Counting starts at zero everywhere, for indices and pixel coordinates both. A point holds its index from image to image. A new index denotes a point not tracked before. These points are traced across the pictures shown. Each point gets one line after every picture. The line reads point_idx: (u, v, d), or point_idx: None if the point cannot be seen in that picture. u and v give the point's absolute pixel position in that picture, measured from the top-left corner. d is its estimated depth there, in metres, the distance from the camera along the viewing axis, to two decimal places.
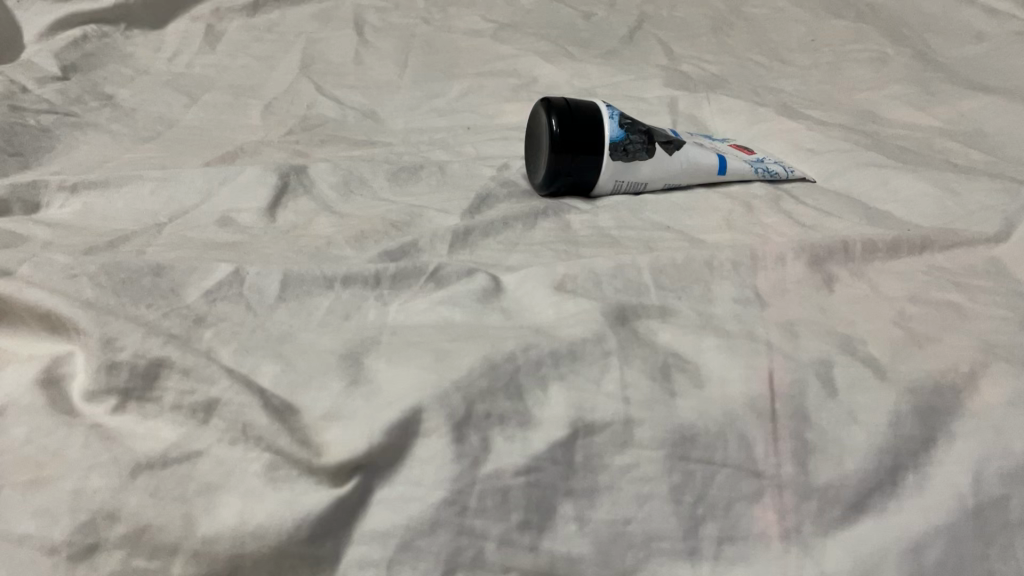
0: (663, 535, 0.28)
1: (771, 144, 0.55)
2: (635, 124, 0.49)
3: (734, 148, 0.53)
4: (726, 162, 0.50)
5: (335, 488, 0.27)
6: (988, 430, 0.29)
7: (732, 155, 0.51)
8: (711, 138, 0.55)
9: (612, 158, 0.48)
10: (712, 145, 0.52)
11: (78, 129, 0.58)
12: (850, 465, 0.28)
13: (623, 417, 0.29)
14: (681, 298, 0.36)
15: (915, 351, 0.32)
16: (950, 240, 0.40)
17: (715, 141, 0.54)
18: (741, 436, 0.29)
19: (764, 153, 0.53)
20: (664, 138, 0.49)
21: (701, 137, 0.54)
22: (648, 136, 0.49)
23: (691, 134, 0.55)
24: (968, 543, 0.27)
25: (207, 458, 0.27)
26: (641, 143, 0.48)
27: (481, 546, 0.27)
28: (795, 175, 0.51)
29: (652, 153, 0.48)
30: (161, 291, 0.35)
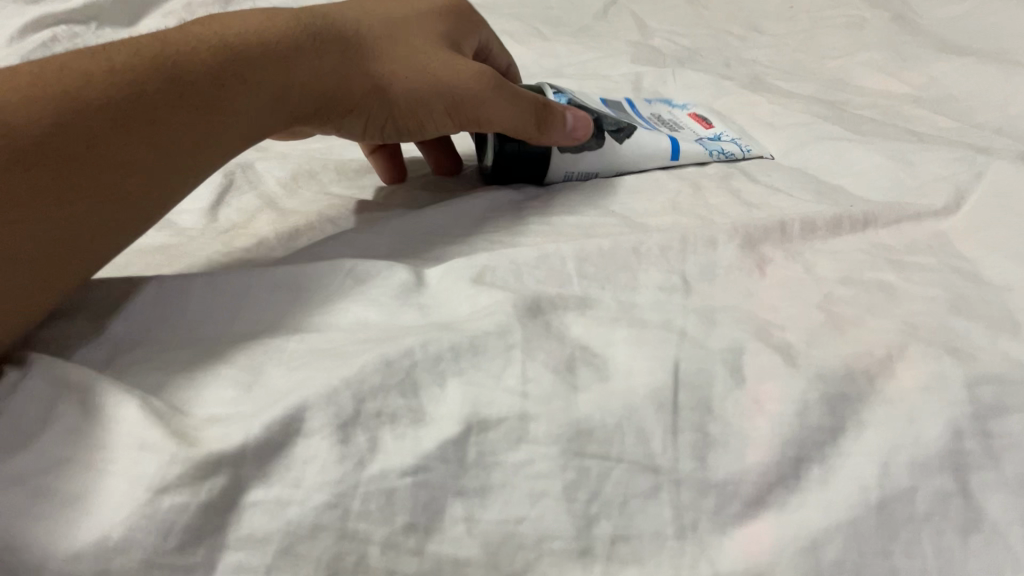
0: (554, 535, 0.27)
1: (731, 119, 0.53)
2: (586, 113, 0.48)
3: (692, 125, 0.51)
4: (678, 145, 0.48)
5: (198, 492, 0.26)
6: (900, 418, 0.27)
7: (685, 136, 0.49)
8: (668, 114, 0.53)
9: (560, 153, 0.47)
10: (666, 127, 0.51)
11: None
12: (751, 460, 0.27)
13: (518, 412, 0.28)
14: (604, 288, 0.35)
15: (834, 336, 0.30)
16: (895, 214, 0.38)
17: (671, 118, 0.52)
18: (638, 430, 0.28)
19: (724, 129, 0.51)
20: (613, 126, 0.48)
21: (658, 117, 0.53)
22: (596, 124, 0.48)
23: (649, 109, 0.54)
24: (871, 540, 0.26)
25: (77, 467, 0.27)
26: (592, 133, 0.47)
27: (364, 550, 0.26)
28: (751, 154, 0.49)
29: (601, 141, 0.47)
30: (85, 311, 0.35)
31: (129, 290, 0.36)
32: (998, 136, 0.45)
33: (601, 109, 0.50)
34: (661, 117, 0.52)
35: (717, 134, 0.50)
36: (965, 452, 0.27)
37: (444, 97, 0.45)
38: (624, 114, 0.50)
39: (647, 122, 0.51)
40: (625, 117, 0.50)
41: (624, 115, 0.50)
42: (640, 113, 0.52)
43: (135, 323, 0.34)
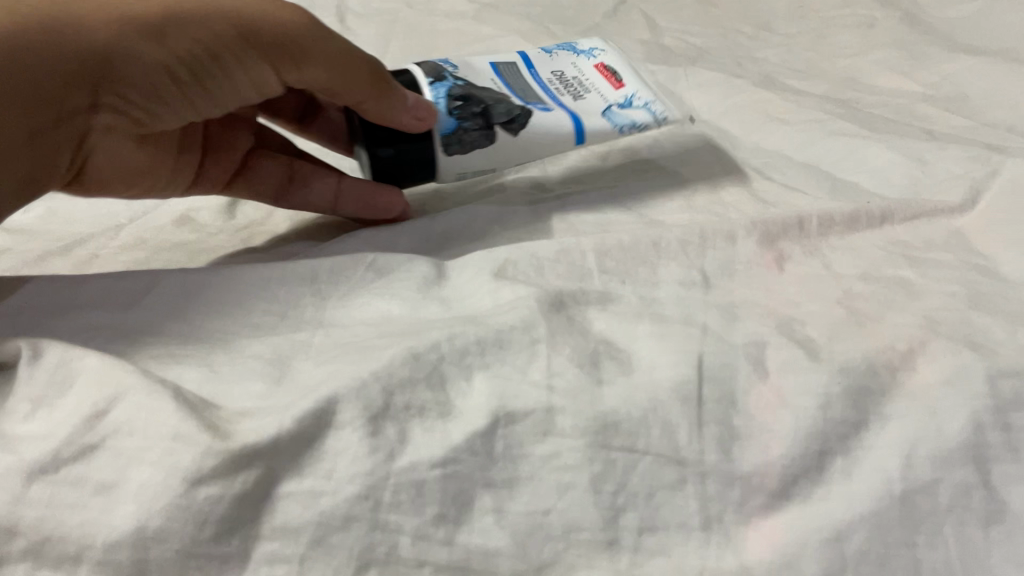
0: (582, 526, 0.27)
1: (636, 79, 0.52)
2: (470, 105, 0.46)
3: (596, 99, 0.49)
4: (580, 126, 0.47)
5: (234, 485, 0.26)
6: (923, 412, 0.28)
7: (588, 115, 0.48)
8: (576, 79, 0.52)
9: (446, 152, 0.45)
10: (570, 101, 0.49)
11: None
12: (776, 452, 0.28)
13: (544, 405, 0.29)
14: (624, 283, 0.35)
15: (855, 331, 0.31)
16: (911, 211, 0.38)
17: (577, 88, 0.51)
18: (664, 423, 0.28)
19: (629, 91, 0.50)
20: (503, 116, 0.46)
21: (563, 85, 0.51)
22: (484, 117, 0.46)
23: (556, 74, 0.52)
24: (894, 531, 0.26)
25: (104, 452, 0.27)
26: (481, 128, 0.46)
27: (394, 541, 0.27)
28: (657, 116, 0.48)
29: (494, 137, 0.46)
30: (99, 295, 0.35)
31: (149, 279, 0.36)
32: (1011, 135, 0.45)
33: (486, 92, 0.48)
34: (567, 84, 0.51)
35: (622, 104, 0.49)
36: (987, 445, 0.27)
37: (227, 47, 0.40)
38: (515, 97, 0.48)
39: (549, 98, 0.49)
40: (515, 99, 0.48)
41: (516, 96, 0.48)
42: (539, 92, 0.50)
43: (150, 311, 0.34)
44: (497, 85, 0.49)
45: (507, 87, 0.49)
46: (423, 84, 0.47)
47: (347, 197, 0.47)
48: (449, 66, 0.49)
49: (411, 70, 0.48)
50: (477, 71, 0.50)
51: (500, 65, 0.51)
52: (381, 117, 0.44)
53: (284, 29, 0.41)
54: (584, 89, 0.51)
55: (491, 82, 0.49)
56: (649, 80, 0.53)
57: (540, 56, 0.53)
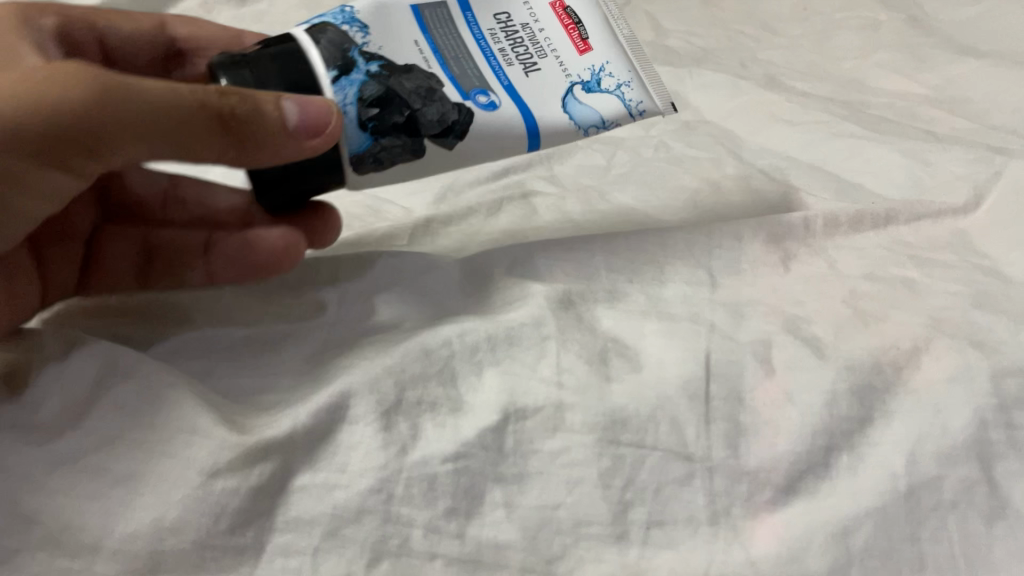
0: (591, 520, 0.27)
1: (608, 32, 0.41)
2: (389, 111, 0.35)
3: (555, 65, 0.40)
4: (536, 128, 0.38)
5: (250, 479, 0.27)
6: (927, 409, 0.28)
7: (542, 91, 0.39)
8: (528, 28, 0.40)
9: (358, 171, 0.36)
10: (518, 69, 0.39)
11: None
12: (782, 448, 0.28)
13: (554, 402, 0.29)
14: (631, 281, 0.35)
15: (859, 329, 0.31)
16: (915, 211, 0.38)
17: (529, 44, 0.40)
18: (672, 419, 0.29)
19: (598, 60, 0.40)
20: (434, 121, 0.36)
21: (511, 39, 0.40)
22: (408, 128, 0.36)
23: (501, 19, 0.40)
24: (899, 525, 0.27)
25: (123, 443, 0.28)
26: (405, 138, 0.36)
27: (407, 534, 0.27)
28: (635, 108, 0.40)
29: (421, 152, 0.36)
30: (142, 304, 0.37)
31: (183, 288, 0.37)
32: (1014, 137, 0.46)
33: (409, 84, 0.36)
34: (516, 39, 0.40)
35: (589, 78, 0.40)
36: (990, 442, 0.28)
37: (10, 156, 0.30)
38: (442, 68, 0.37)
39: (494, 72, 0.38)
40: (441, 69, 0.37)
41: (445, 67, 0.37)
42: (480, 57, 0.39)
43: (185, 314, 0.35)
44: (422, 70, 0.37)
45: (433, 46, 0.38)
46: (323, 78, 0.34)
47: (222, 270, 0.39)
48: (356, 31, 0.37)
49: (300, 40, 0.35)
50: (393, 25, 0.38)
51: (422, 9, 0.39)
52: (263, 140, 0.32)
53: (63, 111, 0.29)
54: (540, 45, 0.40)
55: (415, 46, 0.38)
56: (622, 30, 0.42)
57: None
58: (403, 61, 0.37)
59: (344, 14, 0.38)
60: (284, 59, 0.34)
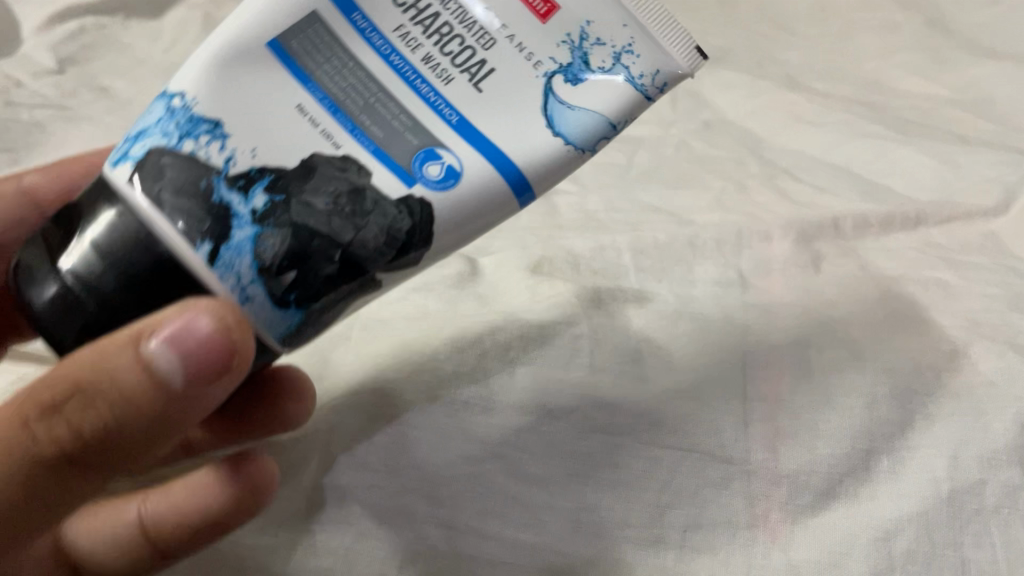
0: (627, 523, 0.27)
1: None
2: (311, 262, 0.23)
3: (512, 60, 0.25)
4: (517, 175, 0.25)
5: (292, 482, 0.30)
6: (969, 412, 0.28)
7: (507, 118, 0.25)
8: (451, 4, 0.26)
9: (294, 338, 0.25)
10: (464, 83, 0.25)
11: (68, 74, 0.46)
12: (822, 452, 0.28)
13: (589, 401, 0.29)
14: (661, 282, 0.35)
15: (896, 335, 0.31)
16: (944, 213, 0.38)
17: (459, 29, 0.25)
18: (711, 422, 0.28)
19: (574, 23, 0.26)
20: (383, 246, 0.24)
21: (433, 34, 0.25)
22: (346, 266, 0.24)
23: (408, 2, 0.25)
24: (941, 530, 0.26)
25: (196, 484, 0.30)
26: (343, 284, 0.24)
27: (441, 535, 0.27)
28: (642, 82, 0.26)
29: (373, 275, 0.25)
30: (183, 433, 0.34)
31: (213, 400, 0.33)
32: None
33: (320, 202, 0.23)
34: (442, 32, 0.25)
35: (569, 57, 0.26)
36: None
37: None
38: (352, 137, 0.24)
39: (431, 108, 0.25)
40: (350, 143, 0.24)
41: (357, 137, 0.24)
42: (397, 82, 0.25)
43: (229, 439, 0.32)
44: (327, 161, 0.24)
45: (323, 101, 0.24)
46: (196, 264, 0.22)
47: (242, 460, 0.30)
48: (204, 140, 0.24)
49: (131, 200, 0.23)
50: (252, 94, 0.24)
51: (285, 40, 0.25)
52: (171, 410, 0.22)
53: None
54: (478, 37, 0.25)
55: (300, 116, 0.24)
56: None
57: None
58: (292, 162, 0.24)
59: (179, 109, 0.24)
60: (121, 250, 0.22)
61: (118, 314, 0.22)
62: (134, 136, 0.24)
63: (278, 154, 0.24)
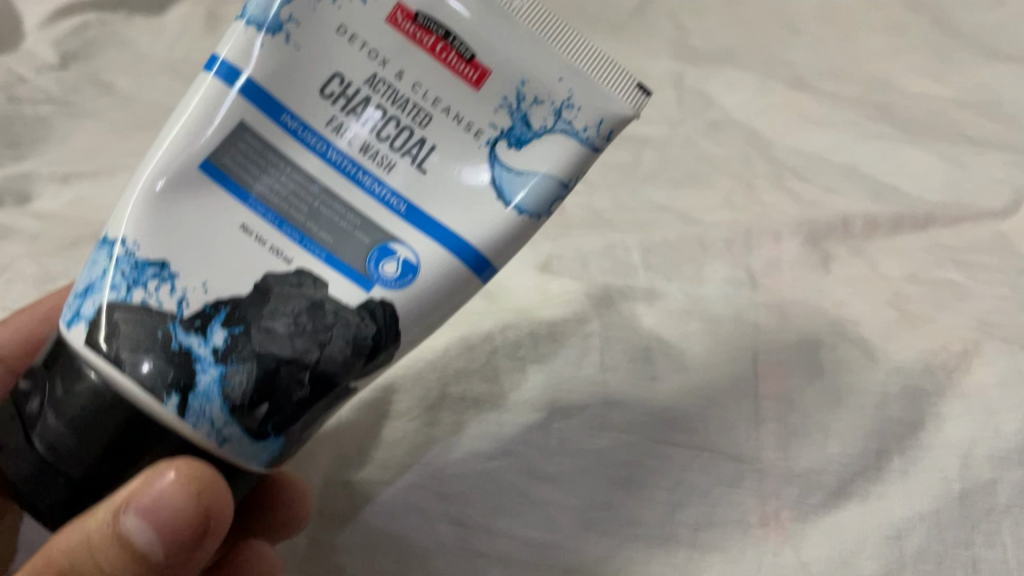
0: (639, 522, 0.28)
1: (498, 17, 0.21)
2: (281, 391, 0.21)
3: (461, 136, 0.21)
4: (475, 260, 0.22)
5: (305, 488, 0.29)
6: (980, 411, 0.28)
7: (459, 204, 0.22)
8: (383, 82, 0.21)
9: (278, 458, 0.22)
10: (408, 168, 0.21)
11: (69, 71, 0.39)
12: (834, 450, 0.28)
13: (601, 398, 0.30)
14: (670, 281, 0.34)
15: (906, 331, 0.31)
16: (954, 213, 0.37)
17: (393, 110, 0.21)
18: (722, 420, 0.29)
19: (507, 82, 0.21)
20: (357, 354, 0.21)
21: (368, 122, 0.21)
22: (321, 386, 0.21)
23: (335, 90, 0.21)
24: (951, 530, 0.27)
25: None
26: (318, 402, 0.22)
27: (452, 533, 0.28)
28: (587, 129, 0.22)
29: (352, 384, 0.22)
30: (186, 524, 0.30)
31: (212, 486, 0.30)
32: None
33: (279, 324, 0.20)
34: (377, 116, 0.21)
35: (509, 119, 0.22)
36: None
37: None
38: (304, 249, 0.21)
39: (377, 206, 0.21)
40: (302, 255, 0.21)
41: (307, 247, 0.21)
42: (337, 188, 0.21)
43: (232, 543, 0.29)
44: (281, 279, 0.21)
45: (268, 215, 0.21)
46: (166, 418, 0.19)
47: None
48: (153, 285, 0.20)
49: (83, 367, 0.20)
50: (189, 220, 0.21)
51: (212, 151, 0.21)
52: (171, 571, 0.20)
53: None
54: (421, 118, 0.21)
55: (245, 237, 0.21)
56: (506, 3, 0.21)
57: (266, 60, 0.21)
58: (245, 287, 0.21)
59: (121, 255, 0.21)
60: (90, 428, 0.19)
61: (90, 486, 0.20)
62: (81, 290, 0.21)
63: (229, 280, 0.21)
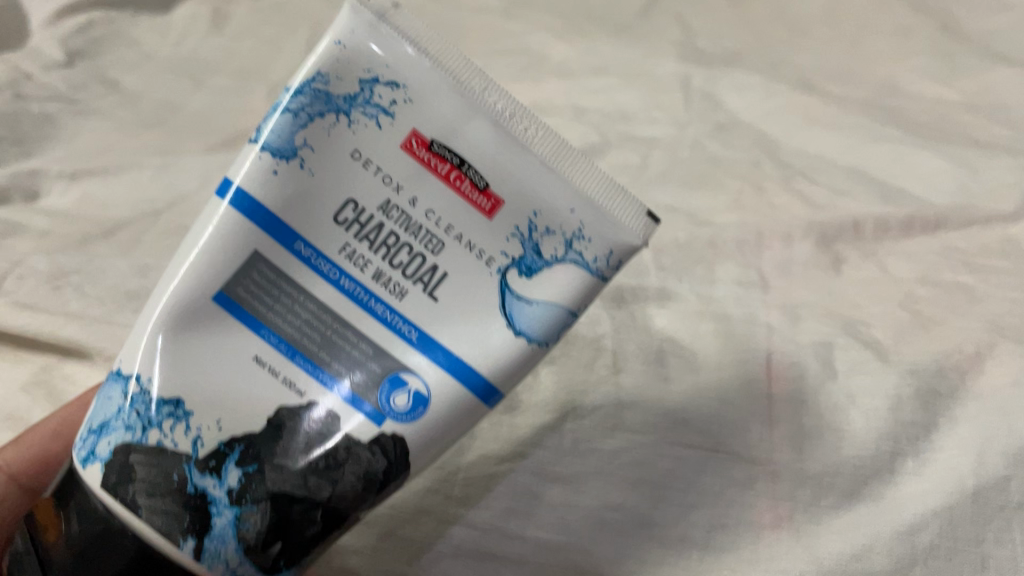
0: (653, 522, 0.28)
1: (513, 143, 0.20)
2: (296, 528, 0.20)
3: (476, 267, 0.21)
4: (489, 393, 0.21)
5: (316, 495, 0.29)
6: (993, 413, 0.29)
7: (475, 334, 0.21)
8: (397, 210, 0.20)
9: None
10: (420, 296, 0.20)
11: (77, 68, 0.39)
12: (846, 453, 0.29)
13: (613, 400, 0.30)
14: (681, 283, 0.33)
15: (920, 333, 0.31)
16: (966, 217, 0.35)
17: (406, 237, 0.20)
18: (735, 421, 0.29)
19: (520, 210, 0.20)
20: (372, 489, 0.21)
21: (380, 249, 0.20)
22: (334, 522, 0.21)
23: (348, 216, 0.20)
24: (964, 526, 0.27)
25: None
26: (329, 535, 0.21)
27: (466, 534, 0.28)
28: (600, 263, 0.21)
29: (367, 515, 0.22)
30: None
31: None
32: None
33: (293, 461, 0.20)
34: (388, 242, 0.20)
35: (521, 249, 0.21)
36: None
37: None
38: (318, 382, 0.21)
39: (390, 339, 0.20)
40: (315, 388, 0.21)
41: (321, 378, 0.21)
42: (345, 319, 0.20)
43: None
44: (294, 412, 0.21)
45: (280, 346, 0.21)
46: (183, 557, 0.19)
47: None
48: (167, 425, 0.20)
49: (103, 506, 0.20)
50: (204, 351, 0.21)
51: (225, 283, 0.21)
52: None
53: None
54: (435, 248, 0.20)
55: (257, 369, 0.21)
56: (523, 130, 0.21)
57: (278, 183, 0.21)
58: (260, 423, 0.20)
59: (135, 394, 0.21)
60: (93, 563, 0.20)
61: None
62: (93, 424, 0.21)
63: (240, 417, 0.20)
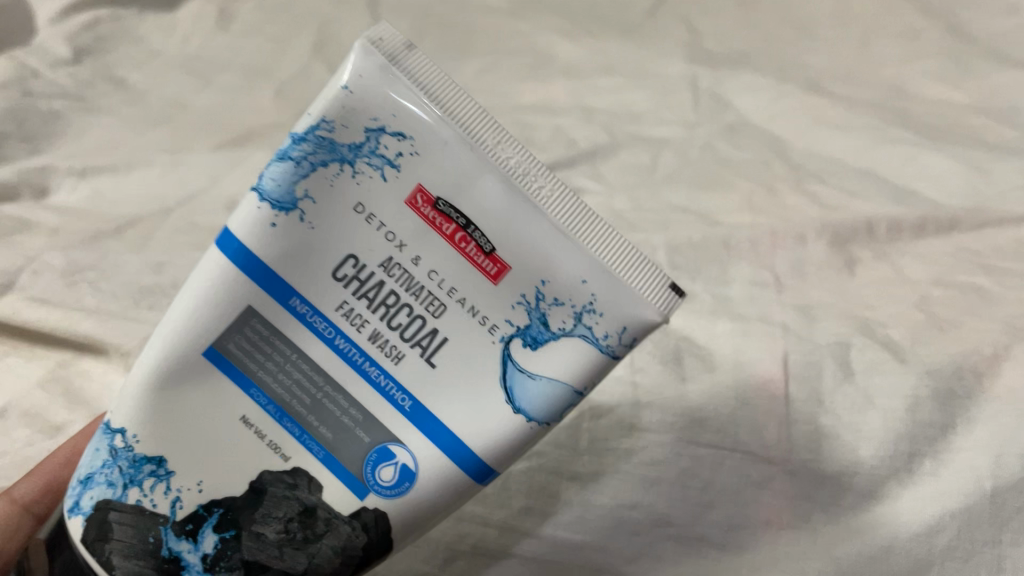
0: (671, 521, 0.28)
1: (523, 208, 0.20)
2: None
3: (475, 328, 0.21)
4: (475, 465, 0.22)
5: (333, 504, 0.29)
6: (1010, 414, 0.29)
7: (465, 399, 0.22)
8: (397, 268, 0.21)
9: None
10: (415, 359, 0.21)
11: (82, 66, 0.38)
12: (862, 453, 0.29)
13: (630, 400, 0.30)
14: (693, 281, 0.34)
15: (936, 334, 0.31)
16: (980, 218, 0.35)
17: (405, 298, 0.21)
18: (751, 422, 0.30)
19: (527, 280, 0.21)
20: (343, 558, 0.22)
21: (379, 309, 0.21)
22: None
23: (348, 273, 0.21)
24: (981, 528, 0.27)
25: None
26: None
27: (482, 533, 0.28)
28: (609, 340, 0.21)
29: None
30: None
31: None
32: None
33: (269, 530, 0.22)
34: (387, 303, 0.21)
35: (526, 317, 0.21)
36: None
37: None
38: (303, 444, 0.22)
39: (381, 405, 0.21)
40: (299, 451, 0.22)
41: (307, 444, 0.22)
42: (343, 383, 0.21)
43: None
44: (275, 478, 0.22)
45: (269, 408, 0.22)
46: None
47: None
48: (149, 484, 0.21)
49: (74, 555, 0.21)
50: (193, 410, 0.22)
51: (220, 342, 0.22)
52: None
53: None
54: (435, 307, 0.21)
55: (245, 429, 0.22)
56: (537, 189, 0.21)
57: (278, 235, 0.21)
58: (235, 489, 0.22)
59: (121, 448, 0.22)
60: None
61: None
62: (82, 475, 0.22)
63: (225, 477, 0.22)
